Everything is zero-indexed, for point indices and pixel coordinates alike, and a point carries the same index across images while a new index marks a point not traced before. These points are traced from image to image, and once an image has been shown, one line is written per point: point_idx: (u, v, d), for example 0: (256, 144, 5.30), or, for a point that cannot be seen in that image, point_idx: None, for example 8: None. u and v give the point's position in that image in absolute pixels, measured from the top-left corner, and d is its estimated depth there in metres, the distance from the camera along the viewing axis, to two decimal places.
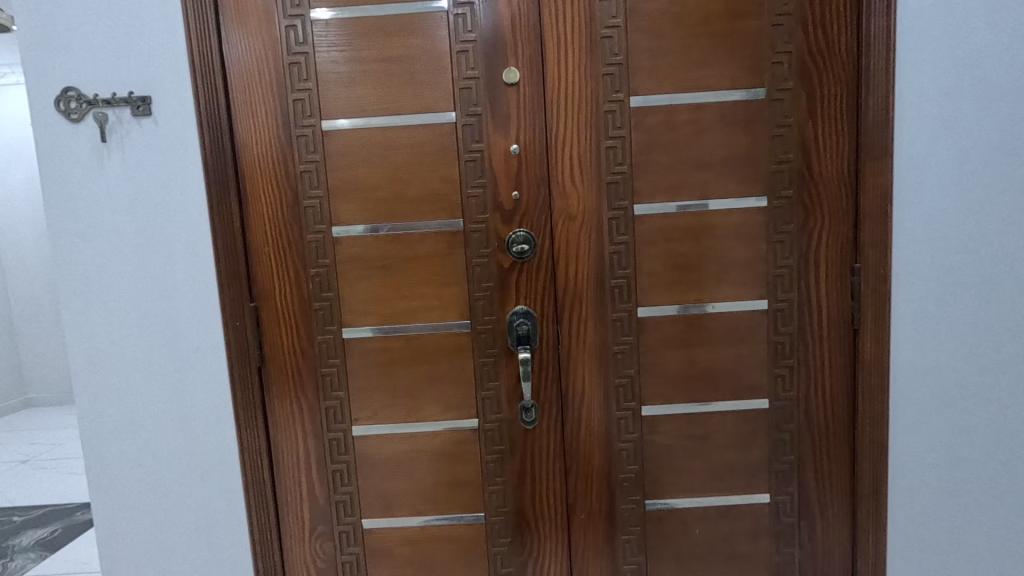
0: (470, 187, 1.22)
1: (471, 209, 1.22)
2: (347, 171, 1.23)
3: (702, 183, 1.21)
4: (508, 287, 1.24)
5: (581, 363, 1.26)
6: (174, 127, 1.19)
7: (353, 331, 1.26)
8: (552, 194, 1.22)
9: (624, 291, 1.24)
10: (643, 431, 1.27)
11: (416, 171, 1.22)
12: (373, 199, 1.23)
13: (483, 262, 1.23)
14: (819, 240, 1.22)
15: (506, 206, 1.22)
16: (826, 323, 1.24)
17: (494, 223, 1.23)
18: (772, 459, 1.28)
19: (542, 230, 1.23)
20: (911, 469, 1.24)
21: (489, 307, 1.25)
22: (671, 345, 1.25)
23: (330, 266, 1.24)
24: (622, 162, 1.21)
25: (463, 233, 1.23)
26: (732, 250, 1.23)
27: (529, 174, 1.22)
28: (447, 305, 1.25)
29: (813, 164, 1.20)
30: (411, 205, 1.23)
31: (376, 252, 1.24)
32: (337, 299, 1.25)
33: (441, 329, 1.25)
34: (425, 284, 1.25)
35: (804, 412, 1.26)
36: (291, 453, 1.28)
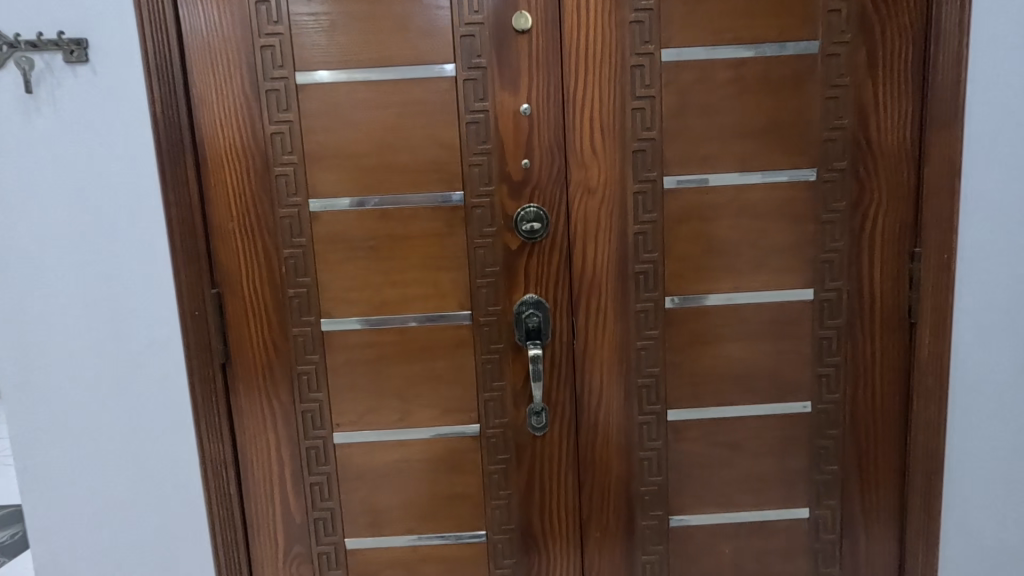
0: (473, 154, 1.04)
1: (473, 179, 1.04)
2: (326, 134, 1.03)
3: (741, 152, 1.04)
4: (515, 273, 1.07)
5: (598, 360, 1.09)
6: (115, 78, 0.99)
7: (334, 322, 1.08)
8: (568, 163, 1.04)
9: (650, 278, 1.07)
10: (668, 438, 1.12)
11: (407, 134, 1.04)
12: (357, 167, 1.04)
13: (486, 243, 1.06)
14: (875, 221, 1.05)
15: (514, 177, 1.04)
16: (879, 317, 1.08)
17: (500, 197, 1.05)
18: (812, 470, 1.13)
19: (556, 206, 1.05)
20: (965, 479, 1.11)
21: (493, 295, 1.07)
22: (701, 341, 1.09)
23: (306, 246, 1.05)
24: (651, 128, 1.04)
25: (464, 208, 1.05)
26: (774, 230, 1.06)
27: (541, 140, 1.04)
28: (444, 293, 1.07)
29: (870, 132, 1.03)
30: (403, 175, 1.05)
31: (360, 230, 1.06)
32: (315, 284, 1.06)
33: (438, 321, 1.08)
34: (419, 268, 1.07)
35: (849, 417, 1.11)
36: (262, 464, 1.10)
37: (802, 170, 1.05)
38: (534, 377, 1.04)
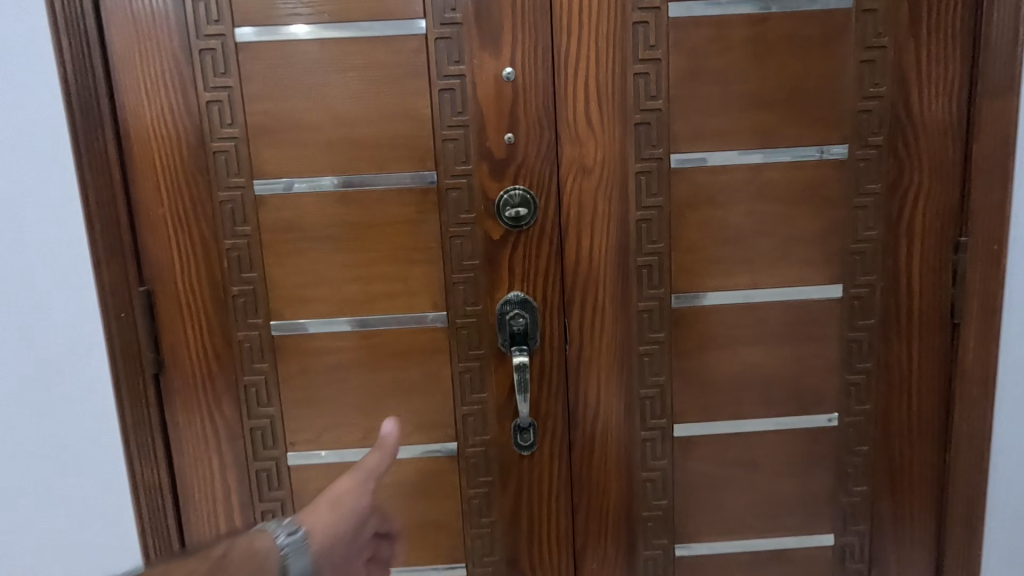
0: (447, 126, 0.88)
1: (448, 157, 0.89)
2: (274, 103, 0.87)
3: (762, 125, 0.89)
4: (498, 267, 0.91)
5: (594, 367, 0.94)
6: (9, 31, 0.81)
7: (286, 325, 0.92)
8: (559, 138, 0.89)
9: (655, 273, 0.92)
10: (675, 456, 0.97)
11: (370, 103, 0.88)
12: (311, 142, 0.88)
13: (464, 232, 0.90)
14: (915, 205, 0.91)
15: (496, 155, 0.89)
16: (918, 317, 0.94)
17: (480, 178, 0.89)
18: (838, 491, 0.99)
19: (546, 188, 0.90)
20: (1014, 502, 0.96)
21: (472, 293, 0.92)
22: (714, 345, 0.94)
23: (251, 236, 0.89)
24: (656, 96, 0.88)
25: (437, 191, 0.89)
26: (799, 217, 0.91)
27: (528, 110, 0.88)
28: (416, 290, 0.92)
29: (912, 101, 0.88)
30: (365, 151, 0.89)
31: (315, 217, 0.90)
32: (263, 281, 0.91)
33: (408, 323, 0.93)
34: (385, 261, 0.91)
35: (882, 431, 0.97)
36: (206, 489, 0.95)
37: (825, 146, 0.90)
38: (519, 388, 0.89)
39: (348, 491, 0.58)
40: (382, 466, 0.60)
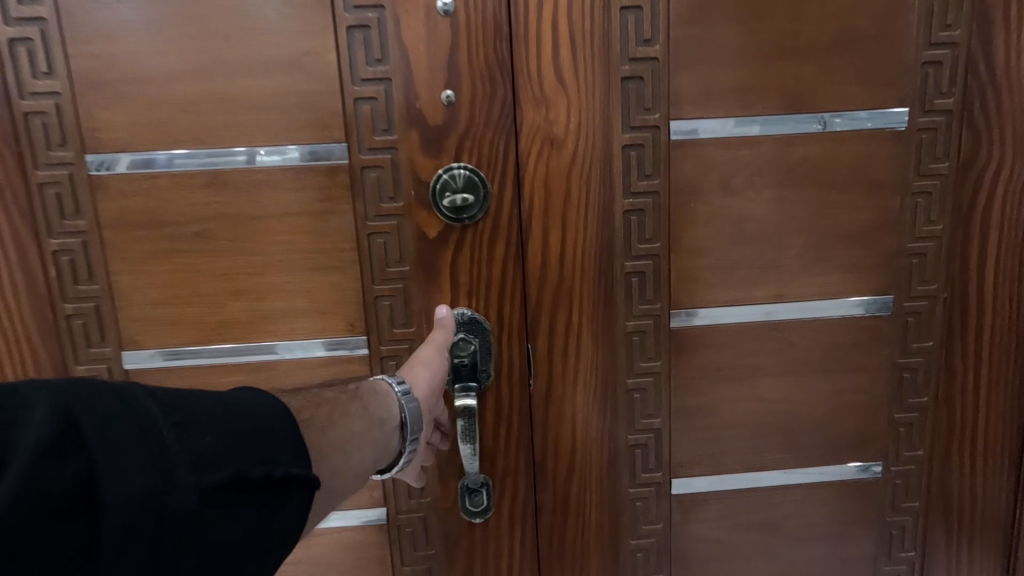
0: (361, 80, 0.63)
1: (365, 123, 0.64)
2: (108, 43, 0.61)
3: (794, 82, 0.65)
4: (436, 274, 0.68)
5: (568, 407, 0.71)
6: None
7: (142, 356, 0.68)
8: (518, 99, 0.65)
9: (648, 282, 0.69)
10: (673, 519, 0.75)
11: (248, 44, 0.62)
12: (165, 101, 0.63)
13: (389, 227, 0.66)
14: (994, 192, 0.68)
15: (431, 122, 0.64)
16: (991, 339, 0.71)
17: (408, 152, 0.65)
18: (880, 559, 0.77)
19: (500, 168, 0.66)
20: None
21: (400, 310, 0.69)
22: (724, 376, 0.71)
23: (88, 233, 0.65)
24: (652, 40, 0.64)
25: (349, 171, 0.65)
26: (840, 207, 0.68)
27: (474, 58, 0.63)
28: (325, 307, 0.68)
29: (995, 49, 0.65)
30: (244, 115, 0.63)
31: (179, 207, 0.65)
32: (110, 295, 0.67)
33: (305, 351, 0.69)
34: (281, 268, 0.67)
35: (937, 484, 0.75)
36: None
37: (830, 115, 0.66)
38: (465, 438, 0.66)
39: (429, 356, 0.61)
40: (447, 339, 0.65)
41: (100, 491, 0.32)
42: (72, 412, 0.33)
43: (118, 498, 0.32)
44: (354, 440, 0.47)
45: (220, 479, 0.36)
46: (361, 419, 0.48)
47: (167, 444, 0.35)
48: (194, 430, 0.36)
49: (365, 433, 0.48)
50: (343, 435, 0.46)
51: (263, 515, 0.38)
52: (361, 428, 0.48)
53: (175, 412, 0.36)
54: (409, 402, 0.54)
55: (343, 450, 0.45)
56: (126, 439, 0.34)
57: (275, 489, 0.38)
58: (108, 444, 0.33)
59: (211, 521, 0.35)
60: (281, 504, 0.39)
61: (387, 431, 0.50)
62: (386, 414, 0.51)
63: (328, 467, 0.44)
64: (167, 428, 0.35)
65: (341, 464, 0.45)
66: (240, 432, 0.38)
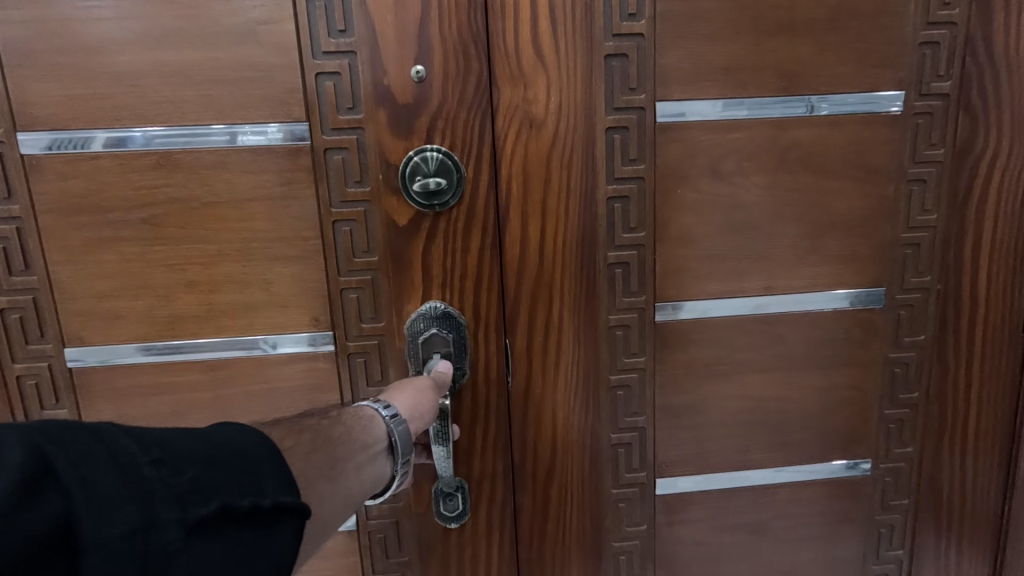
0: (323, 53, 0.59)
1: (328, 100, 0.60)
2: (50, 14, 0.58)
3: (785, 61, 0.62)
4: (406, 265, 0.64)
5: (549, 406, 0.68)
6: None
7: (86, 355, 0.66)
8: (494, 77, 0.61)
9: (633, 274, 0.65)
10: (657, 521, 0.72)
11: (202, 17, 0.59)
12: (111, 77, 0.60)
13: (355, 214, 0.63)
14: (989, 181, 0.65)
15: (400, 101, 0.60)
16: (983, 333, 0.69)
17: (375, 132, 0.61)
18: (868, 557, 0.75)
19: (476, 151, 0.62)
20: None
21: (368, 305, 0.65)
22: (711, 371, 0.68)
23: (21, 220, 0.62)
24: (637, 15, 0.60)
25: (311, 152, 0.62)
26: (833, 194, 0.65)
27: (446, 31, 0.59)
28: (286, 301, 0.65)
29: (995, 29, 0.62)
30: (194, 92, 0.60)
31: (124, 191, 0.62)
32: (47, 286, 0.64)
33: (258, 351, 0.67)
34: (237, 258, 0.64)
35: (927, 481, 0.73)
36: None
37: (818, 99, 0.63)
38: (441, 439, 0.62)
39: (421, 383, 0.58)
40: (444, 375, 0.62)
41: (75, 536, 0.28)
42: (37, 449, 0.28)
43: (97, 542, 0.28)
44: (343, 466, 0.43)
45: (209, 513, 0.32)
46: (347, 444, 0.45)
47: (149, 480, 0.31)
48: (177, 464, 0.32)
49: (350, 458, 0.44)
50: (329, 460, 0.42)
51: (258, 550, 0.34)
52: (346, 453, 0.44)
53: (154, 446, 0.32)
54: (398, 424, 0.50)
55: (332, 475, 0.42)
56: (102, 476, 0.29)
57: (266, 522, 0.34)
58: (84, 483, 0.29)
59: (201, 560, 0.31)
60: (277, 535, 0.35)
61: (373, 456, 0.47)
62: (370, 438, 0.47)
63: (316, 495, 0.40)
64: (147, 464, 0.31)
65: (328, 489, 0.41)
66: (226, 463, 0.34)
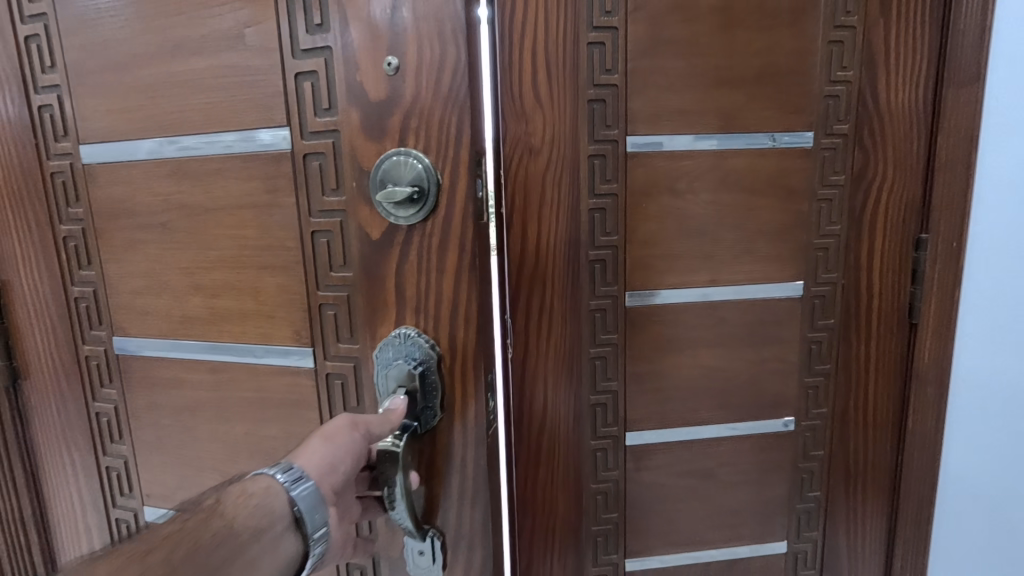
0: (302, 51, 0.65)
1: (308, 103, 0.67)
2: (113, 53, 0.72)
3: (725, 106, 0.81)
4: (379, 281, 0.68)
5: (541, 372, 0.85)
6: None
7: (127, 343, 0.82)
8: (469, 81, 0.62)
9: (608, 268, 0.83)
10: (628, 467, 0.90)
11: (213, 43, 0.68)
12: (144, 101, 0.72)
13: (330, 224, 0.69)
14: (878, 200, 0.86)
15: (372, 96, 0.63)
16: (876, 318, 0.89)
17: (349, 133, 0.65)
18: (793, 497, 0.94)
19: (450, 148, 0.63)
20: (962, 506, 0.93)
21: (344, 320, 0.71)
22: (668, 345, 0.87)
23: (84, 221, 0.80)
24: (612, 69, 0.78)
25: (291, 158, 0.69)
26: (761, 209, 0.85)
27: (423, 32, 0.61)
28: (273, 311, 0.74)
29: (879, 85, 0.83)
30: (197, 107, 0.70)
31: (148, 199, 0.76)
32: (102, 281, 0.81)
33: (249, 357, 0.77)
34: (231, 264, 0.75)
35: (838, 435, 0.93)
36: (65, 518, 0.90)
37: (780, 133, 0.83)
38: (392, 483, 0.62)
39: (346, 429, 0.63)
40: (379, 424, 0.65)
41: None
42: None
43: None
44: (232, 558, 0.50)
45: None
46: (223, 546, 0.50)
47: None
48: None
49: (241, 549, 0.51)
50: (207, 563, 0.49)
51: None
52: (236, 542, 0.51)
53: None
54: (300, 491, 0.56)
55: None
56: None
57: None
58: None
59: None
60: None
61: (277, 531, 0.54)
62: (269, 516, 0.54)
63: None
64: None
65: None
66: None
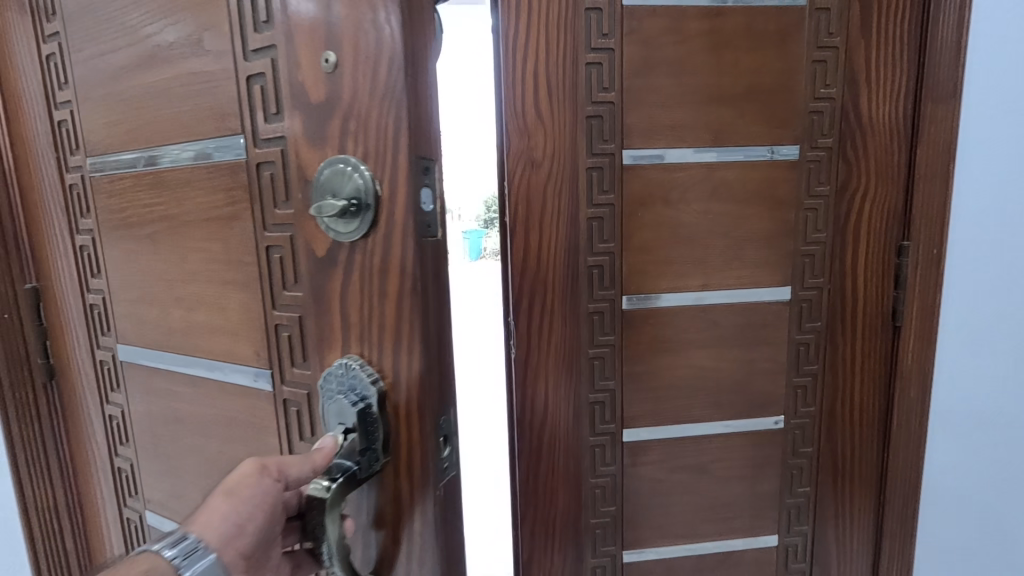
0: (254, 52, 0.50)
1: (257, 104, 0.51)
2: (104, 62, 0.64)
3: (715, 122, 0.87)
4: (324, 309, 0.50)
5: (543, 371, 0.90)
6: None
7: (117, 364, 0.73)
8: (404, 60, 0.43)
9: (606, 273, 0.88)
10: (625, 462, 0.95)
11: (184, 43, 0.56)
12: (130, 111, 0.63)
13: (282, 238, 0.53)
14: (862, 209, 0.91)
15: (312, 99, 0.47)
16: (861, 321, 0.94)
17: (292, 140, 0.49)
18: (783, 492, 0.99)
19: (389, 147, 0.45)
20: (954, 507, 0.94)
21: (297, 345, 0.54)
22: (662, 346, 0.92)
23: (94, 230, 0.71)
24: (609, 88, 0.84)
25: (246, 169, 0.54)
26: (750, 218, 0.90)
27: (357, 10, 0.43)
28: (236, 327, 0.60)
29: (862, 102, 0.88)
30: (174, 113, 0.58)
31: (135, 212, 0.66)
32: (110, 289, 0.72)
33: (215, 374, 0.63)
34: (205, 280, 0.61)
35: (827, 433, 0.97)
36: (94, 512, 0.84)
37: (776, 146, 0.89)
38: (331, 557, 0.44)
39: (247, 477, 0.47)
40: (299, 470, 0.47)
41: None
42: None
43: None
44: None
45: None
46: None
47: None
48: None
49: None
50: None
51: None
52: None
53: None
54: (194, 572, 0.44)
55: None
56: None
57: None
58: None
59: None
60: None
61: None
62: None
63: None
64: None
65: None
66: None
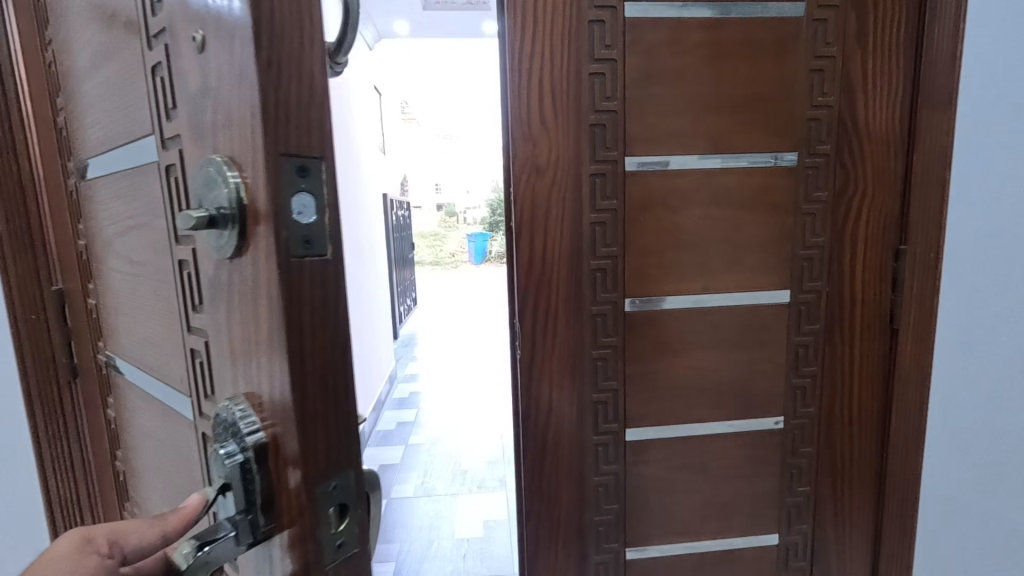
0: (156, 38, 0.46)
1: (162, 98, 0.46)
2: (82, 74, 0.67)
3: (715, 129, 0.89)
4: (219, 340, 0.41)
5: (548, 372, 0.93)
6: None
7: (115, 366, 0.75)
8: (269, 25, 0.28)
9: (609, 276, 0.91)
10: (627, 461, 0.97)
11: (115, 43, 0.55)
12: (99, 121, 0.65)
13: (185, 249, 0.48)
14: (859, 213, 0.93)
15: (190, 85, 0.38)
16: (859, 323, 0.96)
17: (184, 140, 0.41)
18: (783, 491, 1.01)
19: (246, 140, 0.30)
20: None
21: (207, 373, 0.47)
22: (664, 348, 0.94)
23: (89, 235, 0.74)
24: (612, 97, 0.87)
25: (162, 171, 0.51)
26: (749, 222, 0.93)
27: None
28: (170, 338, 0.57)
29: (858, 110, 0.90)
30: (121, 117, 0.58)
31: (110, 219, 0.67)
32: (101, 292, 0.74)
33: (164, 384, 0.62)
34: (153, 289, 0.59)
35: (825, 433, 0.99)
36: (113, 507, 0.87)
37: (775, 153, 0.91)
38: None
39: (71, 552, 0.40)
40: (143, 536, 0.42)
41: None
42: None
43: None
44: None
45: None
46: None
47: None
48: None
49: None
50: None
51: None
52: None
53: None
54: None
55: None
56: None
57: None
58: None
59: None
60: None
61: None
62: None
63: None
64: None
65: None
66: None
